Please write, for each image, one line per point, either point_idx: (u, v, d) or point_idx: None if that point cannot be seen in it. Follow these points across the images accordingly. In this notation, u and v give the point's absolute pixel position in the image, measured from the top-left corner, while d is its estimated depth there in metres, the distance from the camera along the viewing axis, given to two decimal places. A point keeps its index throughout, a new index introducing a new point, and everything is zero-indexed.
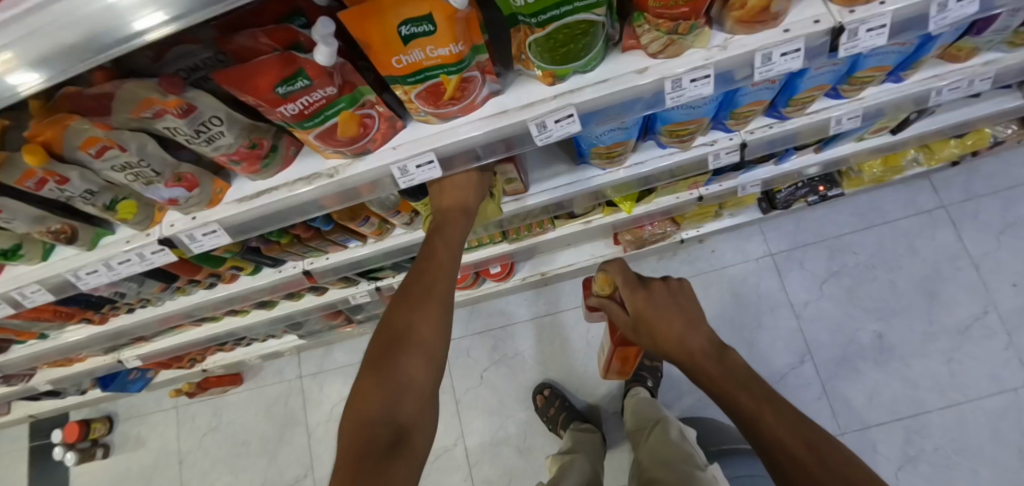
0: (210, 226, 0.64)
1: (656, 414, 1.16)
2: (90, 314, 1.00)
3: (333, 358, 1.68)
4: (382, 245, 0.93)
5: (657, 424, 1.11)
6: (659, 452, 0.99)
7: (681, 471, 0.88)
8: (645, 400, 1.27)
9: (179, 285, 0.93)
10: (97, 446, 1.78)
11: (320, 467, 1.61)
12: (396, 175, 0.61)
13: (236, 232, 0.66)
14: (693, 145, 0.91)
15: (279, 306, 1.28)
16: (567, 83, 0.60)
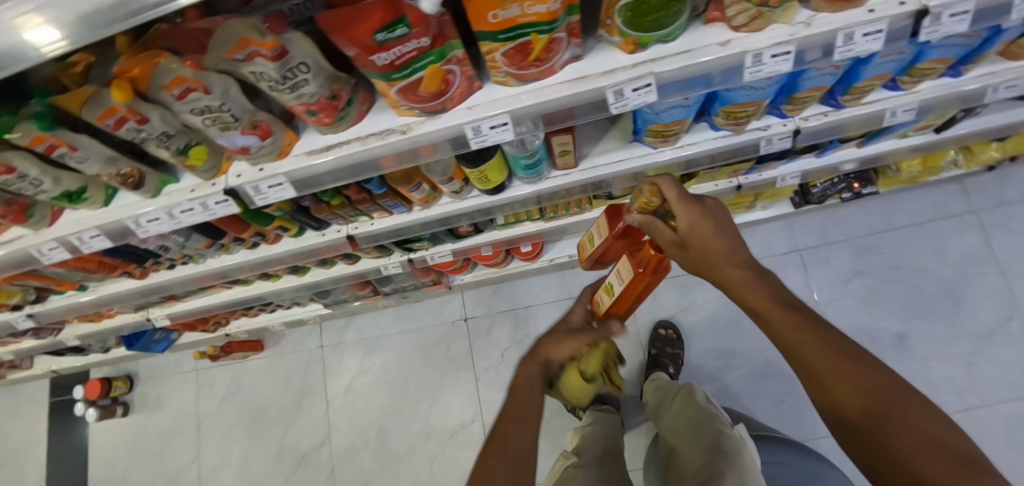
0: (277, 178, 0.64)
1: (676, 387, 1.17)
2: (132, 267, 1.01)
3: (354, 330, 1.70)
4: (427, 213, 0.93)
5: (680, 391, 1.13)
6: (684, 417, 1.02)
7: (708, 433, 0.90)
8: (664, 379, 1.28)
9: (224, 242, 0.94)
10: (117, 404, 1.81)
11: (337, 437, 1.63)
12: (470, 135, 0.62)
13: (301, 186, 0.66)
14: (746, 129, 0.91)
15: (310, 273, 1.29)
16: (647, 52, 0.60)
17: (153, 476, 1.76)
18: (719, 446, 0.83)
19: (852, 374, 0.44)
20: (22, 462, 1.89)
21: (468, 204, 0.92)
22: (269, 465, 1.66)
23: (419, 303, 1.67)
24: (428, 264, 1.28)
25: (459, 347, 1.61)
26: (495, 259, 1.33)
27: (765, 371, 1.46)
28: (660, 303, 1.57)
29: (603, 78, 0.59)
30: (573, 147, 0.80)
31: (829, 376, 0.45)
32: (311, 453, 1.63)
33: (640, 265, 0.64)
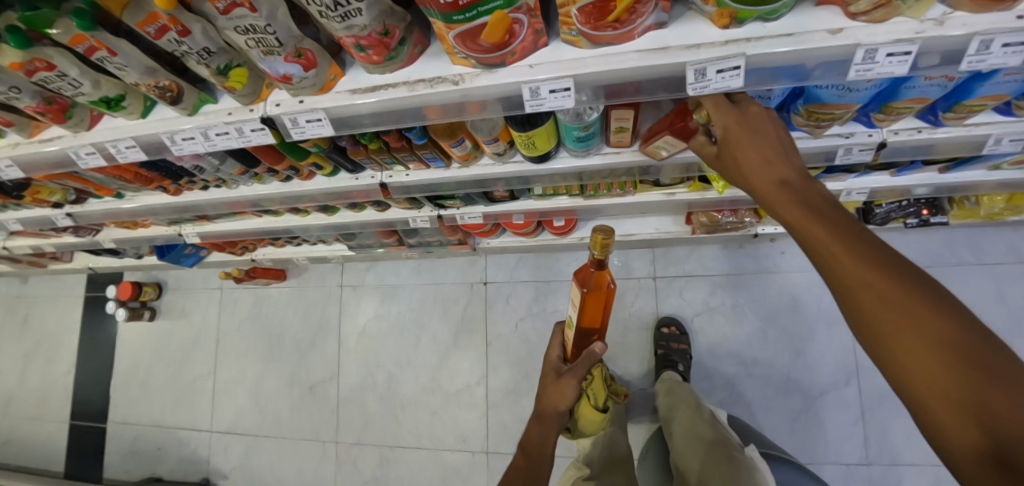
0: (318, 115, 0.61)
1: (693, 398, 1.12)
2: (168, 183, 1.02)
3: (373, 276, 1.71)
4: (465, 172, 0.89)
5: (688, 405, 1.09)
6: (693, 431, 0.97)
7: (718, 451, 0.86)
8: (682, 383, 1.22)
9: (258, 171, 0.93)
10: (145, 309, 1.91)
11: (345, 375, 1.69)
12: (526, 96, 0.56)
13: (337, 125, 0.63)
14: (825, 134, 0.81)
15: (338, 214, 1.29)
16: (742, 30, 0.52)
17: (175, 379, 1.88)
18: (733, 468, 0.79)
19: (922, 325, 0.33)
20: (63, 346, 2.06)
21: (508, 169, 0.87)
22: (280, 389, 1.74)
23: (440, 259, 1.66)
24: (456, 223, 1.25)
25: (474, 309, 1.61)
26: (526, 229, 1.30)
27: (781, 387, 1.41)
28: (685, 300, 1.51)
29: (688, 51, 0.52)
30: (631, 125, 0.74)
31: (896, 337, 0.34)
32: (320, 385, 1.70)
33: (595, 288, 0.62)
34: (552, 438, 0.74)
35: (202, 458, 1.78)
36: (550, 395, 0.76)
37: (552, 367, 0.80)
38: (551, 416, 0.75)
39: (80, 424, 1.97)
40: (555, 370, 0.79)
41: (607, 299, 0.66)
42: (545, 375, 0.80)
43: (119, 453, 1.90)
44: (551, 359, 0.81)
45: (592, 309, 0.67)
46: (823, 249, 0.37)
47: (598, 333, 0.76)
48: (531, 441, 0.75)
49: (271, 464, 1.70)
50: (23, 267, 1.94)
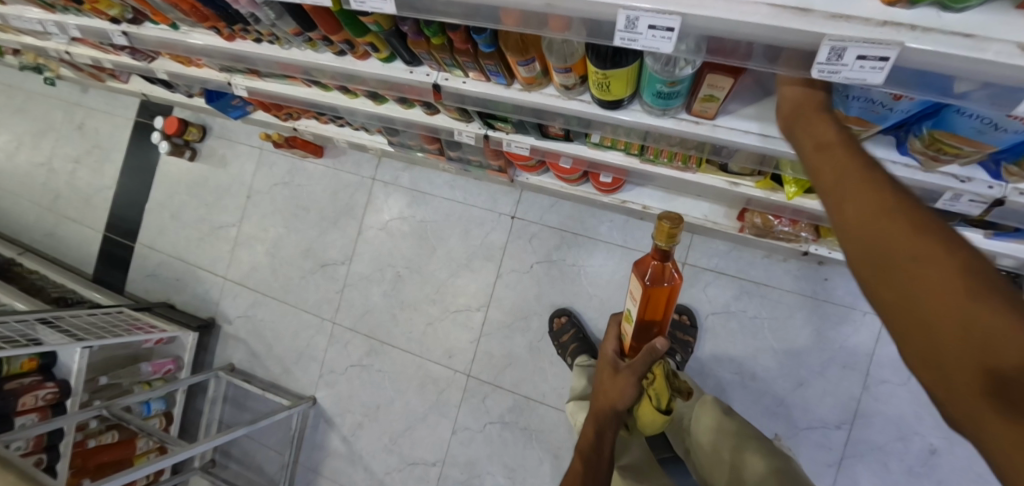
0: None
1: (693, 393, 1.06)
2: (222, 26, 0.97)
3: (406, 179, 1.69)
4: (525, 96, 0.81)
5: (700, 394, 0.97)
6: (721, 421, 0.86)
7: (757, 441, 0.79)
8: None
9: (312, 37, 0.87)
10: (187, 148, 1.96)
11: (358, 262, 1.74)
12: (621, 25, 0.47)
13: (403, 7, 0.56)
14: (939, 171, 0.66)
15: (387, 105, 1.24)
16: (909, 13, 0.39)
17: (202, 222, 1.98)
18: (781, 463, 0.74)
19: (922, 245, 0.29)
20: (111, 160, 2.17)
21: (570, 107, 0.79)
22: (295, 259, 1.81)
23: (475, 181, 1.61)
24: (501, 149, 1.19)
25: (494, 241, 1.59)
26: (571, 176, 1.23)
27: (769, 408, 1.39)
28: (705, 296, 1.45)
29: (828, 21, 0.40)
30: (721, 96, 0.64)
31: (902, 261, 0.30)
32: (332, 265, 1.77)
33: (656, 280, 0.58)
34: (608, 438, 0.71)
35: (213, 300, 1.92)
36: (606, 390, 0.72)
37: (609, 365, 0.73)
38: (606, 413, 0.72)
39: (115, 235, 2.13)
40: (611, 365, 0.72)
41: (669, 296, 0.61)
42: (603, 370, 0.74)
43: (144, 272, 2.07)
44: (607, 353, 0.74)
45: (653, 304, 0.62)
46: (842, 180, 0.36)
47: (660, 326, 0.67)
48: (589, 443, 0.73)
49: (272, 322, 1.83)
50: (84, 74, 1.99)
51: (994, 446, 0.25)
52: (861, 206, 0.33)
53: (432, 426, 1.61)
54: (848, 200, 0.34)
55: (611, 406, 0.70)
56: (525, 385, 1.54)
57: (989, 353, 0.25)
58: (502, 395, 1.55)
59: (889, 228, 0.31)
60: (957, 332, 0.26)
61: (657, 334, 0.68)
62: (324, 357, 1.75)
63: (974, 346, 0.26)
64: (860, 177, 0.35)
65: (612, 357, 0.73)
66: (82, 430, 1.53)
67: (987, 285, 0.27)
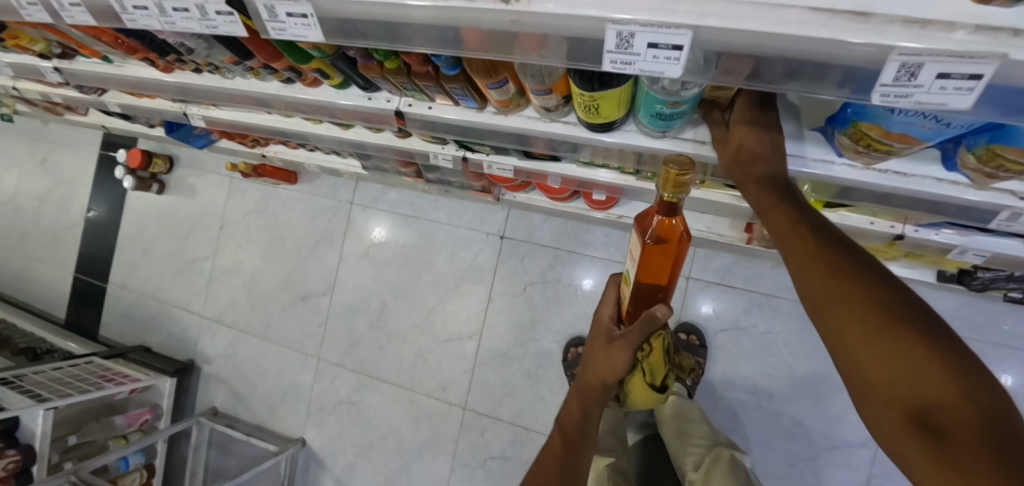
0: (309, 11, 0.42)
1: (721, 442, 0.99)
2: (154, 56, 0.85)
3: (386, 202, 1.57)
4: (500, 121, 0.70)
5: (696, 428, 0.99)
6: None
7: None
8: (690, 415, 1.09)
9: (252, 66, 0.76)
10: (153, 180, 1.84)
11: (340, 292, 1.62)
12: (610, 45, 0.36)
13: (336, 34, 0.44)
14: (994, 187, 0.56)
15: (354, 130, 1.13)
16: (1013, 12, 0.28)
17: (174, 258, 1.86)
18: None
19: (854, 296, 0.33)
20: (74, 198, 2.04)
21: (553, 130, 0.68)
22: (274, 293, 1.70)
23: (459, 200, 1.50)
24: (482, 171, 1.08)
25: (484, 263, 1.48)
26: (561, 195, 1.12)
27: (790, 429, 1.28)
28: (714, 312, 1.34)
29: (896, 27, 0.29)
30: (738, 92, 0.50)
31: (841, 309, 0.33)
32: (313, 297, 1.65)
33: (661, 238, 0.42)
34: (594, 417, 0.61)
35: (191, 340, 1.80)
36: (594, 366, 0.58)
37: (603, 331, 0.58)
38: (596, 389, 0.59)
39: (82, 276, 2.00)
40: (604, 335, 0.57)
41: (676, 255, 0.44)
42: (595, 339, 0.60)
43: (115, 314, 1.94)
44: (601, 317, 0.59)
45: (656, 264, 0.45)
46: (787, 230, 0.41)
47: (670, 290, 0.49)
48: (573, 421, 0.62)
49: (254, 361, 1.71)
50: (37, 108, 1.86)
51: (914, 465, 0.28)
52: (810, 268, 0.36)
53: (429, 465, 1.51)
54: (794, 259, 0.38)
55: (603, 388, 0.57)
56: (526, 417, 1.43)
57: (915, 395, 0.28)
58: (501, 429, 1.44)
59: (829, 284, 0.34)
60: (892, 371, 0.29)
61: (664, 300, 0.49)
62: (310, 396, 1.64)
63: (907, 384, 0.29)
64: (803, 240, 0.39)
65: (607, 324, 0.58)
66: None
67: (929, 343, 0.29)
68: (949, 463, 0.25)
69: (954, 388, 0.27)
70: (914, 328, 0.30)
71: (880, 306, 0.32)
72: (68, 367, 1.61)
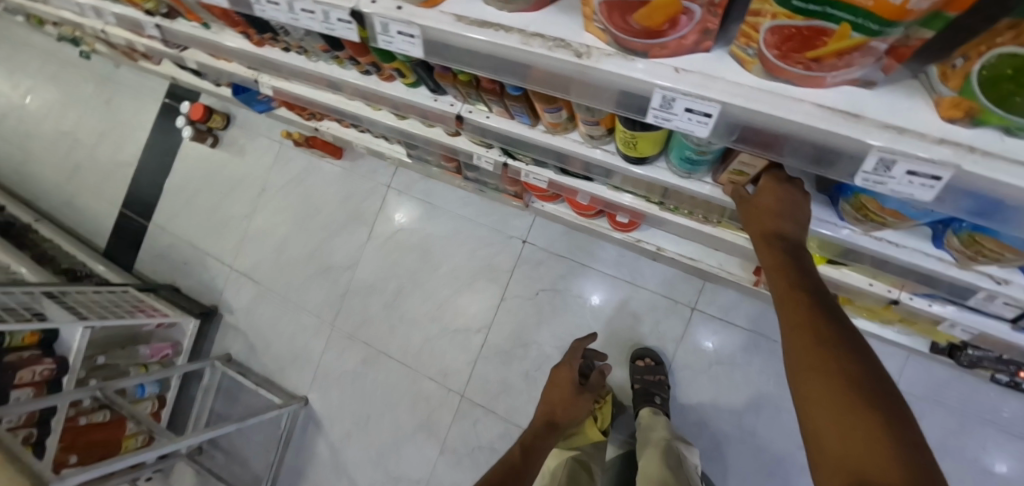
0: (416, 33, 0.52)
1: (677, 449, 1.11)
2: (253, 32, 0.96)
3: (420, 191, 1.67)
4: (548, 140, 0.79)
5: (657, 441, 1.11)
6: None
7: None
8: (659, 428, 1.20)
9: (339, 55, 0.86)
10: (209, 134, 1.96)
11: (363, 268, 1.72)
12: (655, 103, 0.45)
13: (436, 54, 0.54)
14: (978, 270, 0.62)
15: (409, 122, 1.23)
16: (972, 134, 0.36)
17: (213, 209, 1.97)
18: None
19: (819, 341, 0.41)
20: (128, 137, 2.16)
21: (592, 155, 0.76)
22: (301, 258, 1.80)
23: (488, 202, 1.59)
24: (519, 178, 1.18)
25: (502, 264, 1.56)
26: (587, 212, 1.21)
27: (766, 467, 1.34)
28: (711, 346, 1.40)
29: (883, 131, 0.37)
30: (750, 171, 0.60)
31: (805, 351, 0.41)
32: (337, 268, 1.75)
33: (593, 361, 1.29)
34: (549, 440, 1.07)
35: (217, 288, 1.92)
36: (557, 404, 1.16)
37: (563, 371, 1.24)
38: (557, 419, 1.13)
39: (125, 212, 2.12)
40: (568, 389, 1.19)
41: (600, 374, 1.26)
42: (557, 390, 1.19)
43: (150, 252, 2.06)
44: (562, 376, 1.21)
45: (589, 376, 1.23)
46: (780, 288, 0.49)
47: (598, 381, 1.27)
48: (534, 438, 1.06)
49: (272, 318, 1.82)
50: (115, 51, 1.99)
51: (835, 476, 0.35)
52: (792, 313, 0.45)
53: (420, 443, 1.60)
54: (784, 303, 0.47)
55: (562, 408, 1.15)
56: (518, 414, 1.51)
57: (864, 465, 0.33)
58: (493, 421, 1.53)
59: (803, 333, 0.42)
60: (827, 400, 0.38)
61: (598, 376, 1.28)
62: (320, 359, 1.74)
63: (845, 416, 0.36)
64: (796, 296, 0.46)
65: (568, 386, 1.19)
66: (76, 407, 1.58)
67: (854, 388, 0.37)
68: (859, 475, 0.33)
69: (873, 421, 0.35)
70: (872, 397, 0.37)
71: (837, 352, 0.40)
72: (106, 294, 1.74)
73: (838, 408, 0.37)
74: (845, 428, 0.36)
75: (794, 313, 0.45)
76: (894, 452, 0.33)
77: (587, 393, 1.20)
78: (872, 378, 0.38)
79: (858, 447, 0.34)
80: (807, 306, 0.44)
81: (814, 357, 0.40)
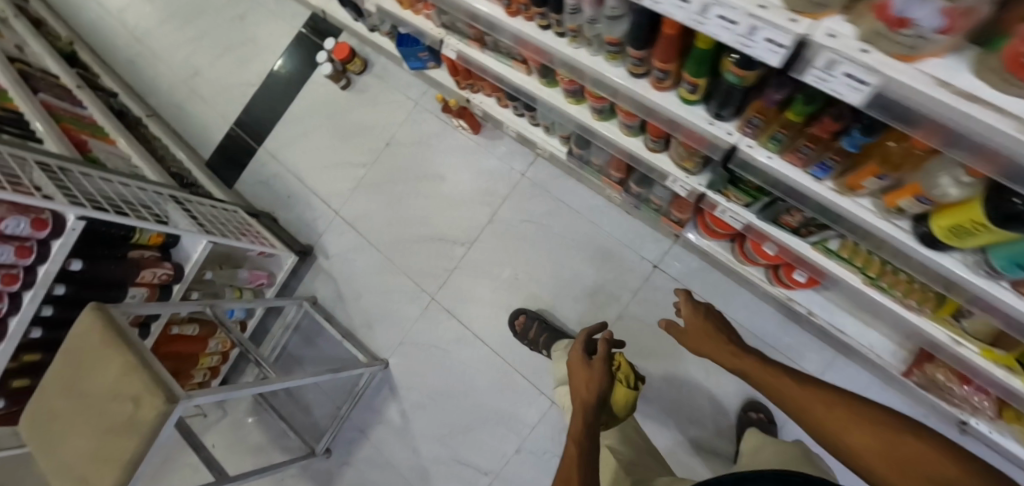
0: (741, 22, 0.48)
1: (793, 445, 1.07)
2: (519, 2, 0.90)
3: (555, 187, 1.64)
4: (834, 198, 0.75)
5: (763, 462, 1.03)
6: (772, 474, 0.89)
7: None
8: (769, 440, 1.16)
9: (627, 53, 0.81)
10: (344, 76, 1.93)
11: (476, 248, 1.69)
12: None
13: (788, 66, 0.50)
14: None
15: (605, 124, 1.20)
16: None
17: (329, 150, 1.94)
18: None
19: (769, 376, 0.70)
20: (255, 56, 2.13)
21: (879, 226, 0.72)
22: (412, 222, 1.78)
23: (626, 217, 1.56)
24: (705, 210, 1.16)
25: (626, 283, 1.54)
26: (758, 259, 1.20)
27: None
28: None
29: None
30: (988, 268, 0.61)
31: (780, 385, 0.68)
32: (448, 242, 1.72)
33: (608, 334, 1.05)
34: (590, 437, 0.91)
35: (316, 228, 1.89)
36: (578, 393, 0.97)
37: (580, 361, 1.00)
38: (584, 412, 0.94)
39: (235, 129, 2.10)
40: (582, 369, 0.98)
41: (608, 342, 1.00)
42: (577, 375, 0.99)
43: (252, 175, 2.04)
44: (574, 358, 1.01)
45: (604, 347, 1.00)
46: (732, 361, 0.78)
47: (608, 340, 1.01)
48: (577, 442, 0.90)
49: (368, 273, 1.80)
50: None
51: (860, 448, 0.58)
52: (752, 370, 0.73)
53: (496, 436, 1.57)
54: (744, 368, 0.75)
55: (592, 395, 0.94)
56: None
57: (887, 441, 0.57)
58: None
59: (772, 378, 0.70)
60: (801, 398, 0.64)
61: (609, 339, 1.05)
62: (409, 327, 1.71)
63: (815, 397, 0.63)
64: (764, 370, 0.73)
65: (590, 373, 0.97)
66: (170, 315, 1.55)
67: (810, 386, 0.65)
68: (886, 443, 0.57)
69: (808, 387, 0.64)
70: (827, 392, 0.64)
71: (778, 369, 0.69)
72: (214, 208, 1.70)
73: (836, 410, 0.61)
74: (839, 412, 0.60)
75: (772, 377, 0.70)
76: (885, 425, 0.58)
77: (601, 361, 0.97)
78: (805, 379, 0.66)
79: (882, 435, 0.57)
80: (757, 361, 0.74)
81: (782, 383, 0.67)
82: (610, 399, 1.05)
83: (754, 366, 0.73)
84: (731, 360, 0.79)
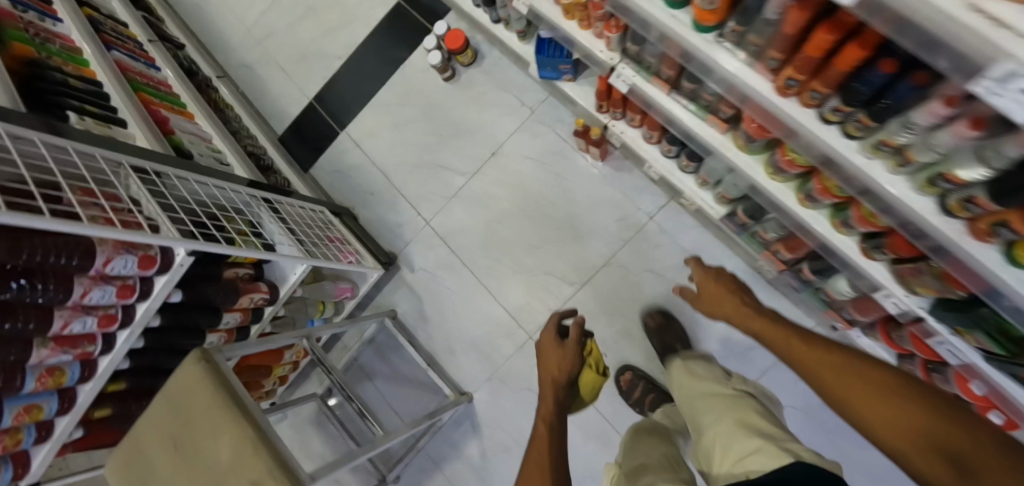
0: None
1: (738, 383, 0.95)
2: (812, 87, 0.65)
3: (685, 238, 1.48)
4: None
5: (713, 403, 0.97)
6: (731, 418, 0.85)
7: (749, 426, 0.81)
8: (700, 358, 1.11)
9: (966, 193, 0.53)
10: (449, 67, 1.70)
11: (586, 290, 1.54)
12: None
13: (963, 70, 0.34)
14: None
15: (811, 211, 1.00)
16: None
17: (422, 147, 1.74)
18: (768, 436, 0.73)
19: (800, 341, 0.70)
20: (345, 25, 1.89)
21: None
22: (515, 248, 1.61)
23: (769, 287, 1.40)
24: (912, 331, 0.99)
25: (756, 360, 1.40)
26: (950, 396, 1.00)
27: None
28: None
29: None
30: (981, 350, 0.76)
31: (797, 349, 0.69)
32: (554, 278, 1.56)
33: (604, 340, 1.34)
34: (552, 399, 1.07)
35: (401, 234, 1.72)
36: (552, 365, 1.13)
37: (548, 338, 1.17)
38: (555, 385, 1.09)
39: (316, 106, 1.90)
40: (556, 346, 1.14)
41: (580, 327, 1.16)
42: (547, 350, 1.15)
43: (331, 162, 1.85)
44: (549, 339, 1.17)
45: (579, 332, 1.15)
46: (754, 325, 0.81)
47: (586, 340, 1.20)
48: (549, 409, 1.02)
49: (457, 295, 1.64)
50: None
51: (876, 430, 0.58)
52: (771, 328, 0.75)
53: None
54: (764, 329, 0.77)
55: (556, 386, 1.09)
56: None
57: (899, 420, 0.57)
58: None
59: (792, 341, 0.70)
60: (820, 367, 0.65)
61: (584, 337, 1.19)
62: (500, 362, 1.58)
63: (842, 373, 0.62)
64: (780, 327, 0.74)
65: (564, 364, 1.12)
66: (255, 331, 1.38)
67: (841, 357, 0.64)
68: (894, 424, 0.57)
69: (850, 363, 0.63)
70: (859, 364, 0.63)
71: (804, 337, 0.70)
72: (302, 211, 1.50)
73: (850, 379, 0.61)
74: (874, 395, 0.59)
75: (796, 343, 0.70)
76: (901, 399, 0.58)
77: (572, 343, 1.14)
78: (854, 355, 0.64)
79: (905, 420, 0.57)
80: (785, 330, 0.73)
81: (808, 349, 0.68)
82: (579, 383, 1.22)
83: (778, 328, 0.74)
84: (759, 325, 0.80)
